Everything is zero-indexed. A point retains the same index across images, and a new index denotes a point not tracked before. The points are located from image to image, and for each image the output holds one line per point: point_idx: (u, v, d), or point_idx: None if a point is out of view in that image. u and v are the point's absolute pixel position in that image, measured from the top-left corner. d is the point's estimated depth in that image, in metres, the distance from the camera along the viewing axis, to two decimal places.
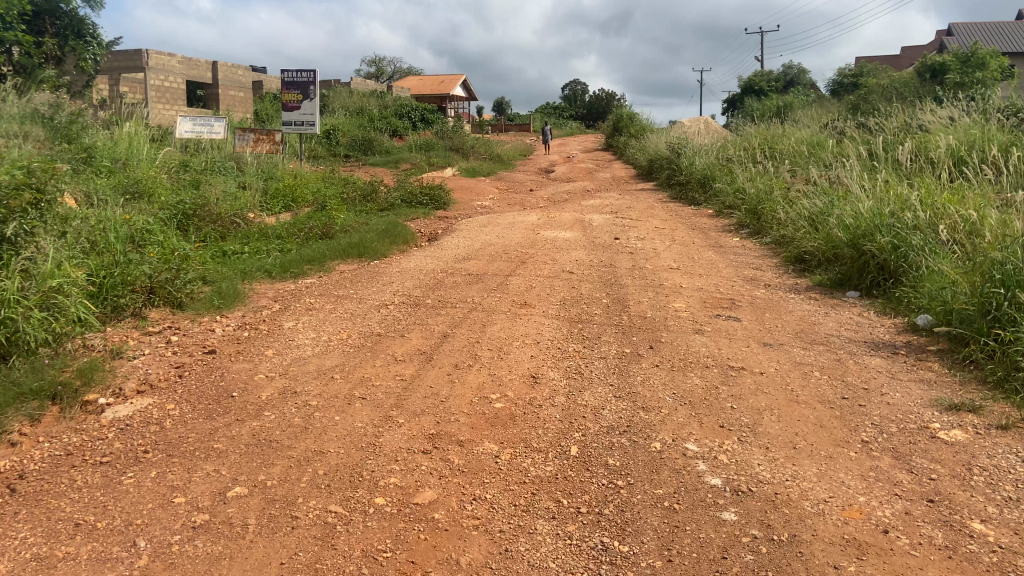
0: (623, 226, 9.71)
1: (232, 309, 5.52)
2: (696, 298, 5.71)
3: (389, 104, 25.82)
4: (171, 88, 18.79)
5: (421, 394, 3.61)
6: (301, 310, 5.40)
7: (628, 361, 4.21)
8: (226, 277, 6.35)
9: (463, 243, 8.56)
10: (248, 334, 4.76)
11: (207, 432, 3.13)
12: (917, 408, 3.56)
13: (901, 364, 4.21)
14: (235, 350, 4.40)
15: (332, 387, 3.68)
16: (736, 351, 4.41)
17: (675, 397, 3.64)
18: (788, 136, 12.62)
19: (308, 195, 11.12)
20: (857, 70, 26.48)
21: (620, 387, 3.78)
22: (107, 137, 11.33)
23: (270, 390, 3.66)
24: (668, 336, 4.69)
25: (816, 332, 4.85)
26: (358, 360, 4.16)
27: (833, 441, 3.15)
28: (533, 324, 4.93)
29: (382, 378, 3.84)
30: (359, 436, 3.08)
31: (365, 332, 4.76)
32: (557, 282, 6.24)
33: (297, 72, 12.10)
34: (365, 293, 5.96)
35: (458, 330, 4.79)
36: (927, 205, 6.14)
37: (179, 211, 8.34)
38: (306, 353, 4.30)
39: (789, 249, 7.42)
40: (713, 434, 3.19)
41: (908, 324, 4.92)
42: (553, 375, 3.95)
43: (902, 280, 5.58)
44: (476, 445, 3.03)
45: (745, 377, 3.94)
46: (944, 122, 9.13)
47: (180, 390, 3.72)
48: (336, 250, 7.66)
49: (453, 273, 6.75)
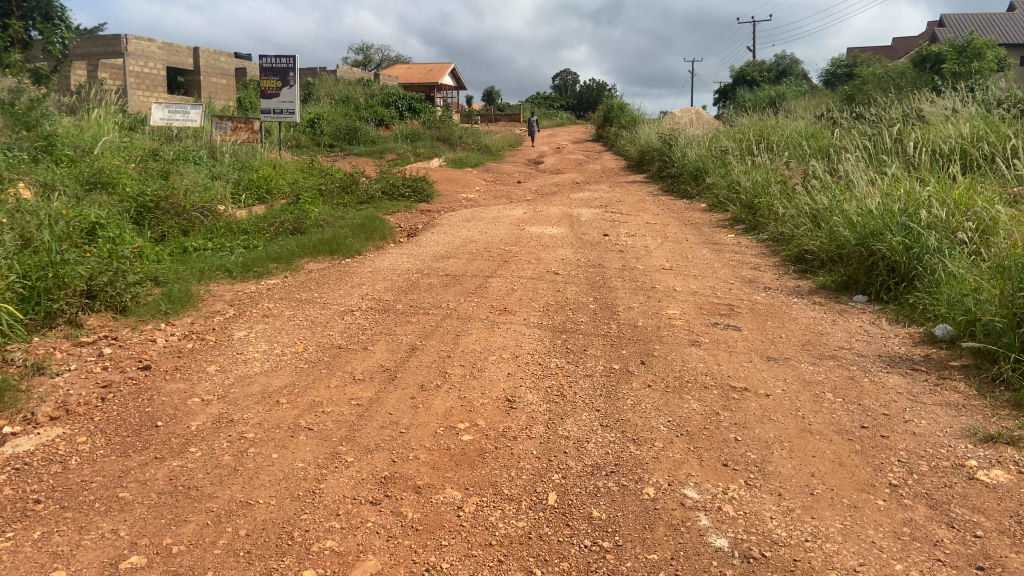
0: (613, 222, 9.23)
1: (181, 316, 5.00)
2: (690, 304, 5.24)
3: (375, 92, 25.21)
4: (150, 75, 18.10)
5: (377, 424, 3.11)
6: (256, 317, 4.89)
7: (616, 380, 3.73)
8: (182, 278, 5.83)
9: (444, 239, 8.09)
10: (192, 346, 4.25)
11: (116, 477, 2.65)
12: (948, 439, 3.09)
13: (922, 384, 3.76)
14: (173, 366, 3.88)
15: (275, 415, 3.18)
16: (737, 367, 3.94)
17: (671, 426, 3.16)
18: (784, 127, 12.16)
19: (284, 186, 10.58)
20: (851, 60, 26.05)
21: (608, 414, 3.30)
22: (71, 124, 10.74)
23: (202, 418, 3.15)
24: (661, 350, 4.21)
25: (824, 344, 4.39)
26: (311, 379, 3.65)
27: (856, 484, 2.69)
28: (512, 334, 4.44)
29: (334, 403, 3.33)
30: (297, 481, 2.59)
31: (323, 344, 4.25)
32: (540, 284, 5.77)
33: (276, 58, 11.53)
34: (331, 296, 5.49)
35: (427, 342, 4.30)
36: (940, 204, 5.70)
37: (139, 204, 7.80)
38: (252, 370, 3.79)
39: (789, 248, 6.96)
40: (716, 475, 2.72)
41: (925, 335, 4.48)
42: (531, 398, 3.47)
43: (917, 285, 5.12)
44: (436, 493, 2.55)
45: (749, 400, 3.47)
46: (947, 113, 8.69)
47: (99, 417, 3.22)
48: (306, 248, 7.16)
49: (430, 273, 6.26)
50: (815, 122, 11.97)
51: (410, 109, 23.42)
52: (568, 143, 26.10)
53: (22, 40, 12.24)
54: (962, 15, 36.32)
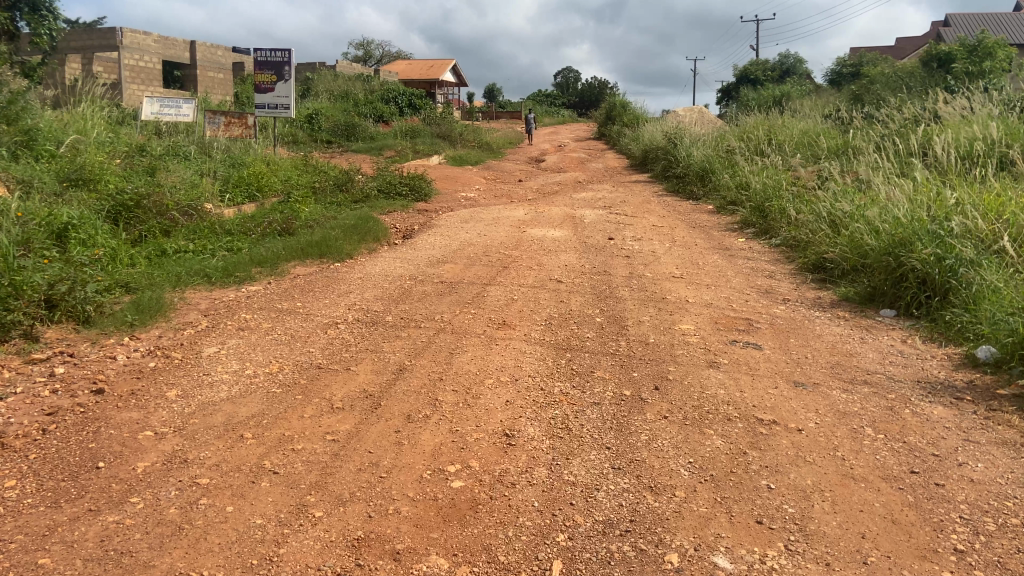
0: (618, 224, 8.81)
1: (148, 328, 4.56)
2: (705, 318, 4.81)
3: (375, 87, 24.78)
4: (146, 69, 17.62)
5: (354, 466, 2.69)
6: (230, 330, 4.46)
7: (628, 410, 3.30)
8: (156, 286, 5.40)
9: (440, 242, 7.67)
10: (155, 365, 3.82)
11: (39, 536, 2.24)
12: (1012, 489, 2.67)
13: (971, 417, 3.34)
14: (130, 391, 3.45)
15: (237, 454, 2.76)
16: (761, 395, 3.52)
17: (693, 470, 2.75)
18: (793, 126, 11.76)
19: (275, 184, 10.13)
20: (857, 59, 25.59)
21: (620, 454, 2.87)
22: (54, 118, 10.30)
23: (153, 458, 2.74)
24: (677, 372, 3.79)
25: (854, 367, 3.97)
26: (283, 407, 3.23)
27: (916, 550, 2.28)
28: (511, 353, 4.02)
29: (306, 439, 2.91)
30: (252, 545, 2.19)
31: (301, 364, 3.83)
32: (542, 294, 5.35)
33: (271, 51, 11.12)
34: (315, 305, 5.07)
35: (418, 361, 3.89)
36: (974, 212, 5.28)
37: (118, 202, 7.36)
38: (218, 396, 3.37)
39: (806, 255, 6.53)
40: (750, 537, 2.31)
41: (965, 357, 4.06)
42: (532, 433, 3.05)
43: (952, 299, 4.70)
44: (418, 561, 2.15)
45: (779, 437, 3.05)
46: (965, 111, 8.27)
47: (34, 455, 2.80)
48: (293, 250, 6.74)
49: (424, 280, 5.85)
50: (823, 122, 11.56)
51: (409, 105, 22.99)
52: (569, 142, 25.67)
53: (9, 32, 11.77)
54: (967, 15, 35.87)
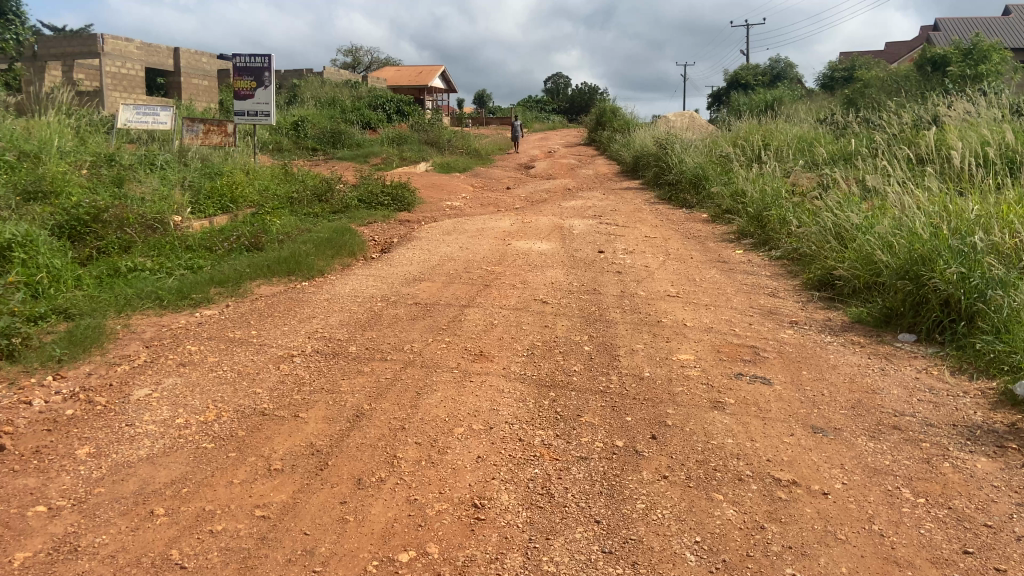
0: (611, 235, 8.31)
1: (79, 364, 4.00)
2: (706, 346, 4.31)
3: (362, 92, 24.29)
4: (126, 75, 16.99)
5: (283, 555, 2.19)
6: (168, 367, 3.92)
7: (621, 468, 2.80)
8: (98, 312, 4.85)
9: (419, 256, 7.17)
10: (74, 413, 3.29)
11: None
12: None
13: (1020, 471, 2.84)
14: (33, 450, 2.91)
15: (143, 539, 2.25)
16: (775, 445, 3.01)
17: (701, 553, 2.25)
18: (789, 130, 11.31)
19: (250, 195, 9.60)
20: (850, 62, 25.16)
21: (612, 531, 2.37)
22: (17, 125, 9.72)
23: (38, 545, 2.22)
24: (677, 417, 3.28)
25: (878, 407, 3.47)
26: (211, 469, 2.71)
27: None
28: (487, 394, 3.50)
29: (230, 516, 2.38)
30: None
31: (244, 410, 3.30)
32: (524, 318, 4.84)
33: (251, 57, 10.59)
34: (272, 333, 4.56)
35: (378, 405, 3.36)
36: (997, 224, 4.81)
37: (73, 216, 6.80)
38: (137, 454, 2.85)
39: (812, 269, 6.06)
40: None
41: (1003, 392, 3.56)
42: (505, 502, 2.54)
43: (979, 323, 4.22)
44: None
45: (801, 504, 2.55)
46: (970, 111, 7.82)
47: None
48: (257, 268, 6.22)
49: (395, 301, 5.35)
50: (819, 127, 11.10)
51: (397, 112, 22.50)
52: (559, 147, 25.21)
53: None
54: (957, 19, 35.54)
